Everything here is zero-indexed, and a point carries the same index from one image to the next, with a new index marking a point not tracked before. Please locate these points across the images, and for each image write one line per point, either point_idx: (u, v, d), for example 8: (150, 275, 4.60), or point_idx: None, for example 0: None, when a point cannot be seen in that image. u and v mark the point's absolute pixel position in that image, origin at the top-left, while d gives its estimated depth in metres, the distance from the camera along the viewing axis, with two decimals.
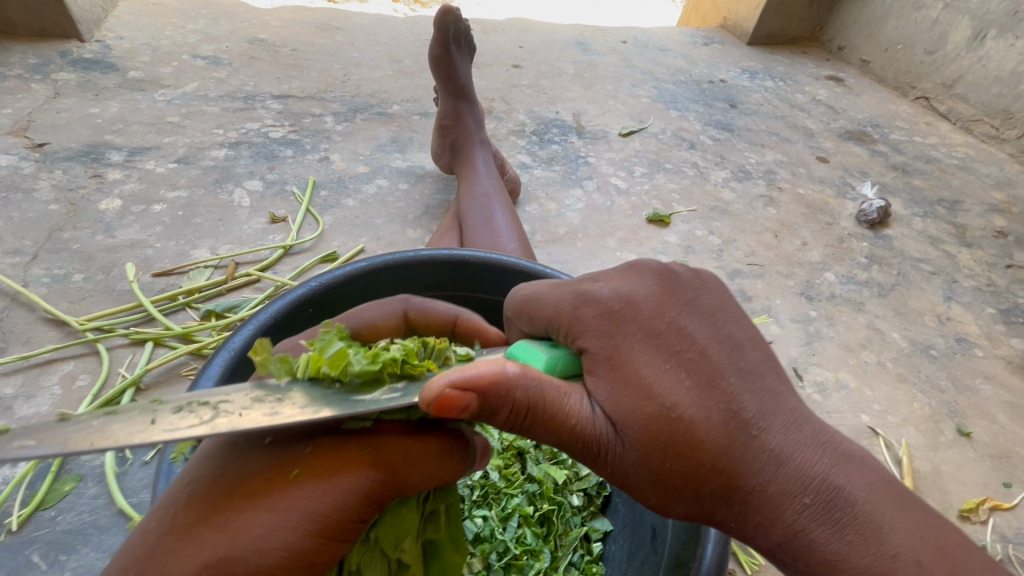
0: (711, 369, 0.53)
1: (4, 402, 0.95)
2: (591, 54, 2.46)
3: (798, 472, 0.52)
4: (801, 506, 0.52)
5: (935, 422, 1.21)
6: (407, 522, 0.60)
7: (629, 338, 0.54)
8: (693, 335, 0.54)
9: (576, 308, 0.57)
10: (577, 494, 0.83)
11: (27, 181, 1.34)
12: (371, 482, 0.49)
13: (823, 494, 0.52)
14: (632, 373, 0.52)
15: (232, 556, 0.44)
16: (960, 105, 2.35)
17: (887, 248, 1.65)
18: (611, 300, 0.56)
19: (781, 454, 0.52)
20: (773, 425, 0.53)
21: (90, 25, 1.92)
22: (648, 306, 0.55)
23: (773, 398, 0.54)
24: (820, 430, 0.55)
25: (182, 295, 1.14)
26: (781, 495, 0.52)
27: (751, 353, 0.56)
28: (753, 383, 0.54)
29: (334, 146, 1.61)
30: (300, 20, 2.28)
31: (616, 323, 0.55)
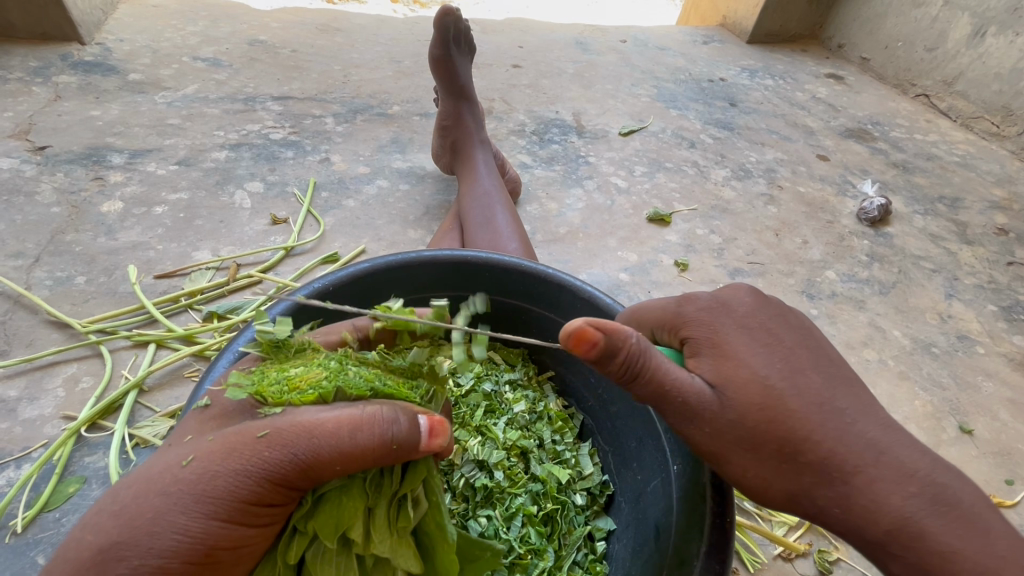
0: (804, 361, 0.58)
1: (8, 404, 0.95)
2: (591, 53, 2.46)
3: (899, 463, 0.54)
4: (909, 496, 0.53)
5: (937, 420, 1.21)
6: (349, 505, 0.56)
7: (730, 329, 0.60)
8: (785, 335, 0.60)
9: (678, 305, 0.64)
10: (580, 493, 0.83)
11: (29, 184, 1.34)
12: (273, 458, 0.49)
13: (925, 487, 0.54)
14: (734, 355, 0.58)
15: (124, 539, 0.47)
16: (960, 102, 2.35)
17: (888, 247, 1.65)
18: (710, 301, 0.63)
19: (880, 444, 0.55)
20: (870, 417, 0.57)
21: (90, 28, 1.92)
22: (743, 307, 0.62)
23: (872, 401, 0.58)
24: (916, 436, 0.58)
25: (184, 297, 1.14)
26: (883, 481, 0.54)
27: (843, 360, 0.60)
28: (849, 383, 0.59)
29: (334, 148, 1.61)
30: (300, 22, 2.28)
31: (716, 317, 0.61)
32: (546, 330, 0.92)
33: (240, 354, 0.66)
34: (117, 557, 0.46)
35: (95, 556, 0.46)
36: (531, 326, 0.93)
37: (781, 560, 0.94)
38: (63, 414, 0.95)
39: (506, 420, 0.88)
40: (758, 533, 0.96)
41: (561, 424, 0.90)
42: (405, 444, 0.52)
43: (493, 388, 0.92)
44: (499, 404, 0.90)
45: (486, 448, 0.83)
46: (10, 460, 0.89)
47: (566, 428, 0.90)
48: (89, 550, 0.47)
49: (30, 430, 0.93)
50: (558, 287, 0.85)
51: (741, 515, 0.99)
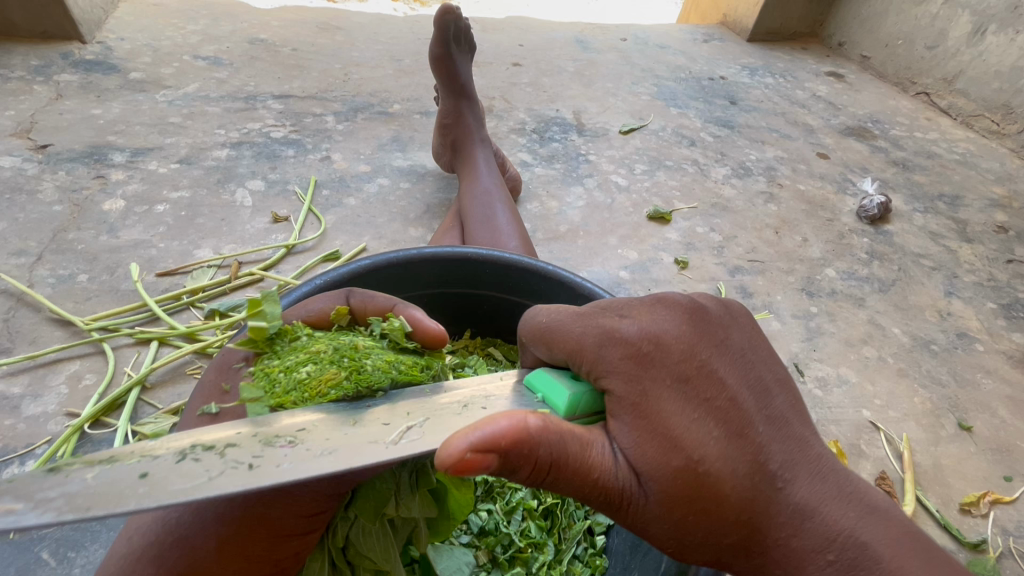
0: (738, 417, 0.53)
1: (11, 402, 0.96)
2: (591, 52, 2.46)
3: (822, 526, 0.53)
4: (825, 563, 0.52)
5: (937, 417, 1.22)
6: (381, 487, 0.60)
7: (659, 384, 0.53)
8: (723, 381, 0.55)
9: (599, 345, 0.55)
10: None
11: (31, 183, 1.35)
12: (315, 487, 0.53)
13: (847, 553, 0.52)
14: (661, 424, 0.51)
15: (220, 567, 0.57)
16: (960, 100, 2.35)
17: (888, 245, 1.66)
18: (639, 340, 0.54)
19: (805, 506, 0.53)
20: (798, 476, 0.54)
21: (91, 26, 1.93)
22: (677, 349, 0.54)
23: (799, 445, 0.56)
24: (845, 480, 0.56)
25: (186, 295, 1.15)
26: (802, 548, 0.53)
27: (774, 400, 0.57)
28: (783, 430, 0.56)
29: (335, 146, 1.62)
30: (300, 20, 2.28)
31: (643, 367, 0.53)
32: None
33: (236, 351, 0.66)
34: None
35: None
36: None
37: None
38: (66, 411, 0.95)
39: None
40: None
41: None
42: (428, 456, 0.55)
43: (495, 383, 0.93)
44: None
45: None
46: (14, 456, 0.89)
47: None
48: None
49: (33, 427, 0.93)
50: (558, 284, 0.85)
51: None
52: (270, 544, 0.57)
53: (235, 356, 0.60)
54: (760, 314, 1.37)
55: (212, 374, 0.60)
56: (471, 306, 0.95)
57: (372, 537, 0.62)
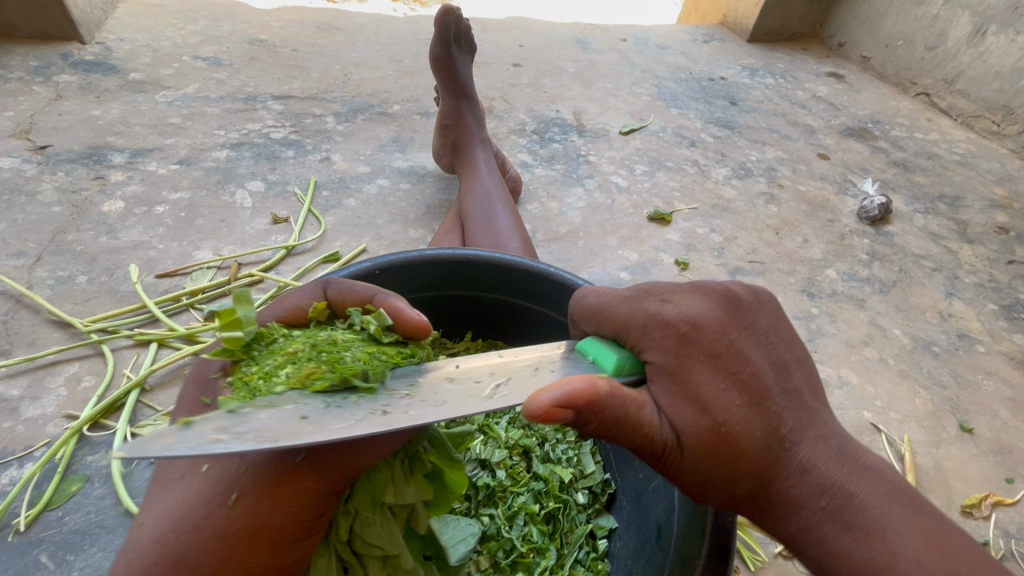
0: (760, 386, 0.55)
1: (10, 404, 0.95)
2: (591, 52, 2.46)
3: (821, 479, 0.55)
4: (818, 509, 0.55)
5: (938, 418, 1.22)
6: (379, 479, 0.62)
7: (692, 357, 0.54)
8: (749, 355, 0.55)
9: (644, 324, 0.57)
10: (581, 492, 0.83)
11: (30, 184, 1.34)
12: (314, 481, 0.53)
13: (838, 502, 0.55)
14: (691, 389, 0.54)
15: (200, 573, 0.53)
16: (961, 101, 2.35)
17: (888, 246, 1.65)
18: (679, 322, 0.56)
19: (809, 464, 0.55)
20: (807, 438, 0.56)
21: (90, 27, 1.92)
22: (713, 328, 0.56)
23: (810, 411, 0.57)
24: (848, 444, 0.58)
25: (185, 297, 1.14)
26: (802, 499, 0.55)
27: (795, 370, 0.58)
28: (798, 397, 0.57)
29: (335, 147, 1.62)
30: (300, 21, 2.28)
31: (682, 344, 0.55)
32: (546, 328, 0.92)
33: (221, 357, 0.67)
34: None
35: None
36: (531, 324, 0.94)
37: (781, 558, 0.94)
38: (65, 414, 0.95)
39: (508, 419, 0.89)
40: (758, 532, 0.97)
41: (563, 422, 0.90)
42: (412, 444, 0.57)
43: None
44: None
45: (489, 447, 0.85)
46: (12, 459, 0.89)
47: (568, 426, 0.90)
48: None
49: (32, 429, 0.93)
50: (558, 287, 0.85)
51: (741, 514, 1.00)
52: (274, 555, 0.55)
53: (210, 368, 0.60)
54: None
55: (191, 388, 0.60)
56: (472, 309, 0.95)
57: (376, 527, 0.62)
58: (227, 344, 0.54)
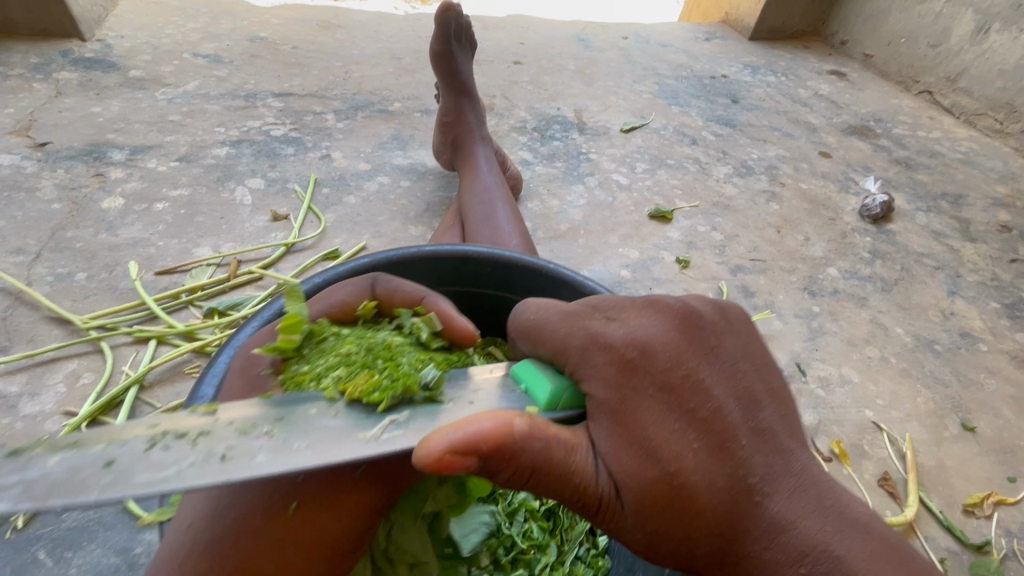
0: (721, 432, 0.53)
1: (8, 400, 0.95)
2: (592, 50, 2.45)
3: (797, 539, 0.52)
4: (797, 575, 0.52)
5: (940, 417, 1.21)
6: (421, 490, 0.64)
7: (639, 394, 0.53)
8: (709, 395, 0.54)
9: (585, 347, 0.56)
10: None
11: (30, 181, 1.34)
12: (372, 490, 0.56)
13: (821, 566, 0.51)
14: (641, 434, 0.52)
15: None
16: (964, 99, 2.34)
17: (890, 244, 1.65)
18: (623, 347, 0.55)
19: (781, 520, 0.53)
20: (778, 489, 0.54)
21: (90, 24, 1.92)
22: (664, 357, 0.54)
23: (782, 459, 0.55)
24: (824, 493, 0.56)
25: (185, 294, 1.14)
26: (776, 558, 0.52)
27: (764, 412, 0.56)
28: (767, 443, 0.55)
29: (335, 144, 1.61)
30: (300, 18, 2.28)
31: (626, 374, 0.54)
32: None
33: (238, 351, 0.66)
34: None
35: None
36: None
37: None
38: (64, 411, 0.95)
39: None
40: None
41: None
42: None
43: None
44: None
45: None
46: None
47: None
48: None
49: (31, 426, 0.92)
50: (558, 283, 0.84)
51: None
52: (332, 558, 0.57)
53: (259, 363, 0.60)
54: (762, 313, 1.36)
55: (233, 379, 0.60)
56: (472, 306, 0.95)
57: (412, 535, 0.66)
58: (284, 333, 0.59)
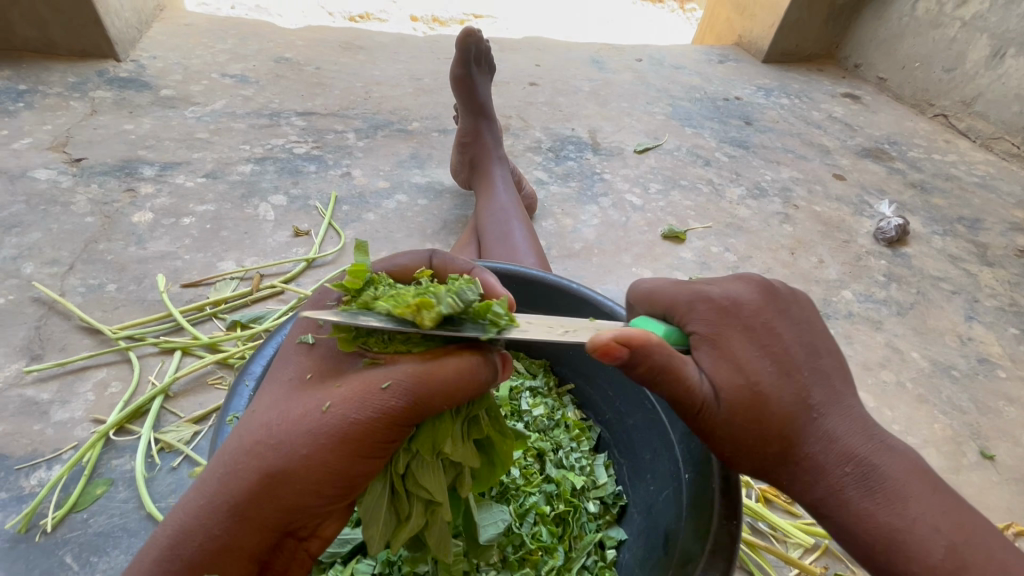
0: (793, 362, 0.57)
1: (40, 407, 0.98)
2: (606, 71, 2.50)
3: (845, 448, 0.56)
4: (842, 474, 0.55)
5: (957, 444, 1.19)
6: (443, 426, 0.62)
7: (733, 329, 0.58)
8: (780, 334, 0.58)
9: (689, 300, 0.60)
10: (593, 501, 0.83)
11: (65, 195, 1.40)
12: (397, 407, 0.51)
13: (862, 468, 0.55)
14: (731, 355, 0.57)
15: (280, 472, 0.51)
16: (980, 123, 2.34)
17: (906, 267, 1.64)
18: (720, 298, 0.60)
19: (835, 434, 0.56)
20: (835, 409, 0.57)
21: (125, 45, 2.01)
22: (751, 307, 0.59)
23: (838, 388, 0.59)
24: (870, 419, 0.59)
25: (209, 306, 1.18)
26: (828, 464, 0.56)
27: (828, 355, 0.60)
28: (826, 373, 0.59)
29: (355, 163, 1.66)
30: (323, 40, 2.36)
31: (722, 315, 0.59)
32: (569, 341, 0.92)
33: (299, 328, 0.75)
34: (276, 484, 0.51)
35: (260, 479, 0.52)
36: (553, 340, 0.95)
37: None
38: (92, 418, 0.98)
39: (524, 423, 0.88)
40: (773, 555, 0.92)
41: (578, 432, 0.89)
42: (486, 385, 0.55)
43: (513, 387, 0.92)
44: (516, 408, 0.89)
45: None
46: (41, 460, 0.91)
47: (583, 437, 0.89)
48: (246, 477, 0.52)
49: (61, 432, 0.95)
50: (577, 300, 0.86)
51: (754, 535, 0.95)
52: (352, 467, 0.52)
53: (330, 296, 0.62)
54: None
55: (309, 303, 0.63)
56: None
57: (429, 472, 0.63)
58: (349, 276, 0.57)
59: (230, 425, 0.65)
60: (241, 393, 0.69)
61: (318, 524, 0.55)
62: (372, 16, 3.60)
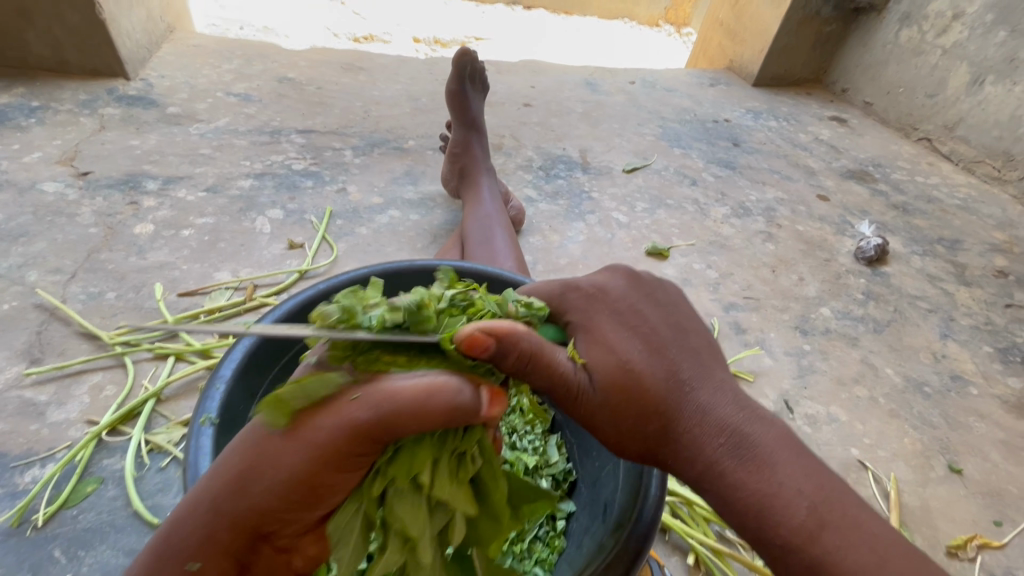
0: (660, 341, 0.67)
1: (38, 408, 1.03)
2: (600, 93, 2.58)
3: (716, 419, 0.64)
4: (717, 445, 0.63)
5: (926, 458, 1.22)
6: (422, 453, 0.60)
7: (600, 313, 0.69)
8: (647, 317, 0.69)
9: (564, 293, 0.72)
10: (546, 478, 0.86)
11: (71, 207, 1.46)
12: (359, 420, 0.52)
13: (733, 437, 0.64)
14: (602, 338, 0.67)
15: (256, 468, 0.54)
16: (962, 147, 2.41)
17: (884, 286, 1.69)
18: (590, 289, 0.72)
19: (707, 406, 0.65)
20: (703, 385, 0.66)
21: (135, 65, 2.10)
22: (618, 294, 0.71)
23: (707, 366, 0.68)
24: (741, 396, 0.68)
25: (203, 315, 1.23)
26: (703, 434, 0.64)
27: (692, 335, 0.71)
28: (695, 353, 0.69)
29: (351, 179, 1.72)
30: (326, 61, 2.45)
31: (592, 303, 0.70)
32: None
33: (279, 318, 0.82)
34: (252, 479, 0.55)
35: (240, 476, 0.55)
36: None
37: None
38: (86, 420, 1.02)
39: None
40: (739, 564, 0.95)
41: (532, 416, 0.92)
42: (470, 410, 0.54)
43: None
44: None
45: None
46: (36, 459, 0.95)
47: (538, 420, 0.92)
48: (229, 470, 0.56)
49: (55, 432, 1.00)
50: None
51: (722, 543, 0.98)
52: (318, 474, 0.54)
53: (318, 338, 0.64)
54: (752, 349, 1.40)
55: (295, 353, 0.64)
56: None
57: (406, 501, 0.61)
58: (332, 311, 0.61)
59: (204, 426, 0.69)
60: (212, 394, 0.72)
61: (287, 527, 0.58)
62: (375, 37, 3.73)
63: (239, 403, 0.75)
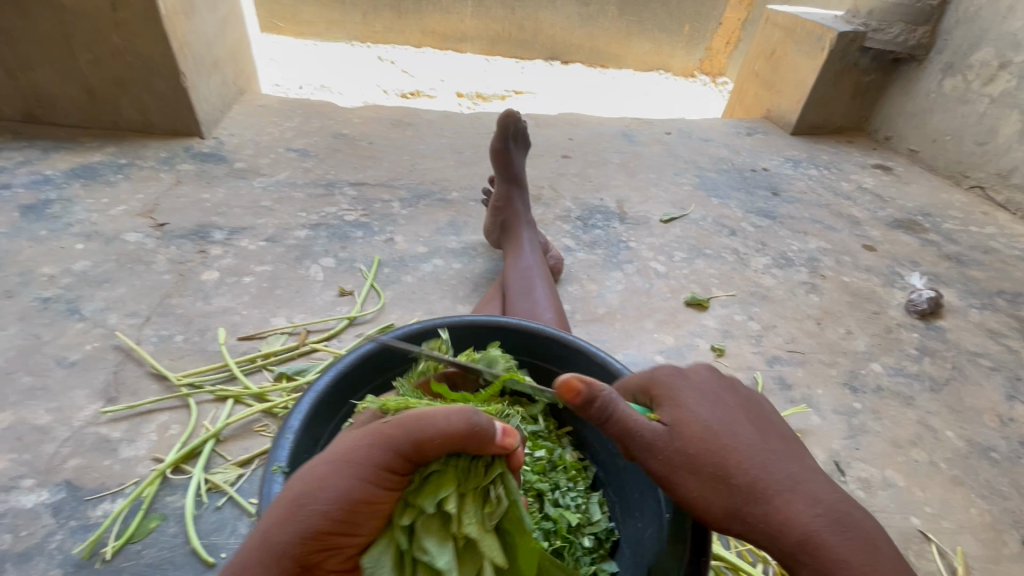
0: (742, 418, 0.72)
1: (111, 444, 1.11)
2: (636, 144, 2.66)
3: (808, 493, 0.66)
4: (814, 515, 0.64)
5: (997, 532, 1.14)
6: (444, 480, 0.61)
7: (687, 388, 0.74)
8: (727, 398, 0.75)
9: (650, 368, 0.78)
10: (587, 537, 0.86)
11: (149, 255, 1.60)
12: (378, 451, 0.58)
13: (827, 510, 0.65)
14: (687, 403, 0.71)
15: (280, 523, 0.56)
16: (1018, 195, 2.32)
17: (940, 341, 1.62)
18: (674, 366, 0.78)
19: (795, 477, 0.67)
20: (789, 460, 0.69)
21: (209, 126, 2.32)
22: (699, 374, 0.77)
23: (790, 448, 0.72)
24: (827, 481, 0.70)
25: (260, 358, 1.31)
26: (797, 503, 0.64)
27: (770, 423, 0.75)
28: (776, 437, 0.73)
29: (398, 229, 1.82)
30: (377, 117, 2.63)
31: (676, 377, 0.76)
32: None
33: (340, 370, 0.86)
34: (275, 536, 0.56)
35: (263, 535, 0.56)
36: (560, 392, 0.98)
37: None
38: (153, 457, 1.09)
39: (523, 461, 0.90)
40: None
41: (575, 472, 0.92)
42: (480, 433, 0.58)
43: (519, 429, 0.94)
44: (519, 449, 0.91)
45: None
46: (107, 493, 1.02)
47: (580, 477, 0.92)
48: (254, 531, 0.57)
49: (125, 468, 1.07)
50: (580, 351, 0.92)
51: None
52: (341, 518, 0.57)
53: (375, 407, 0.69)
54: (798, 407, 1.35)
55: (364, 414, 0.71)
56: None
57: (430, 528, 0.61)
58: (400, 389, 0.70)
59: (275, 474, 0.72)
60: (281, 444, 0.76)
61: None
62: (422, 93, 3.99)
63: (304, 453, 0.79)
